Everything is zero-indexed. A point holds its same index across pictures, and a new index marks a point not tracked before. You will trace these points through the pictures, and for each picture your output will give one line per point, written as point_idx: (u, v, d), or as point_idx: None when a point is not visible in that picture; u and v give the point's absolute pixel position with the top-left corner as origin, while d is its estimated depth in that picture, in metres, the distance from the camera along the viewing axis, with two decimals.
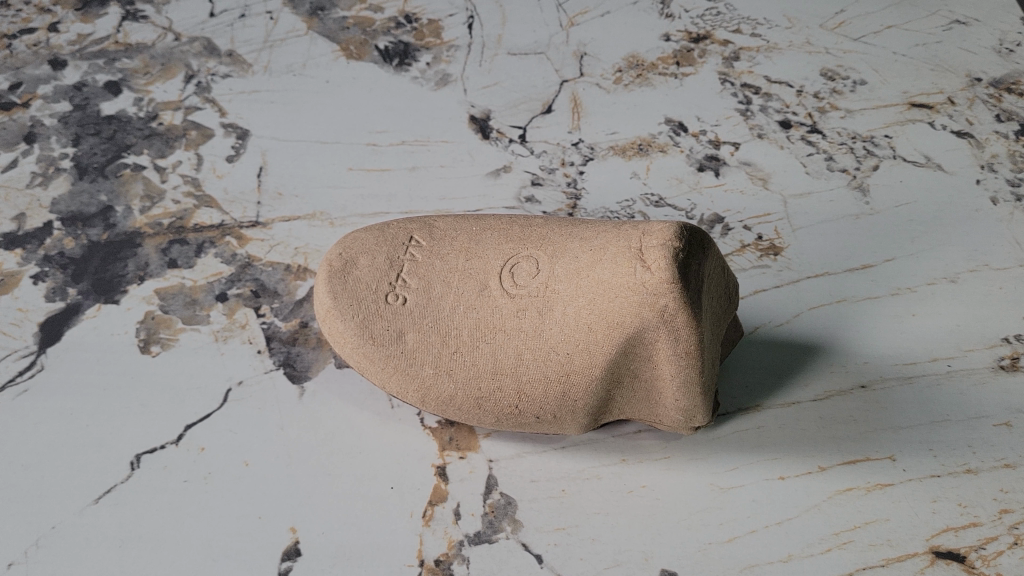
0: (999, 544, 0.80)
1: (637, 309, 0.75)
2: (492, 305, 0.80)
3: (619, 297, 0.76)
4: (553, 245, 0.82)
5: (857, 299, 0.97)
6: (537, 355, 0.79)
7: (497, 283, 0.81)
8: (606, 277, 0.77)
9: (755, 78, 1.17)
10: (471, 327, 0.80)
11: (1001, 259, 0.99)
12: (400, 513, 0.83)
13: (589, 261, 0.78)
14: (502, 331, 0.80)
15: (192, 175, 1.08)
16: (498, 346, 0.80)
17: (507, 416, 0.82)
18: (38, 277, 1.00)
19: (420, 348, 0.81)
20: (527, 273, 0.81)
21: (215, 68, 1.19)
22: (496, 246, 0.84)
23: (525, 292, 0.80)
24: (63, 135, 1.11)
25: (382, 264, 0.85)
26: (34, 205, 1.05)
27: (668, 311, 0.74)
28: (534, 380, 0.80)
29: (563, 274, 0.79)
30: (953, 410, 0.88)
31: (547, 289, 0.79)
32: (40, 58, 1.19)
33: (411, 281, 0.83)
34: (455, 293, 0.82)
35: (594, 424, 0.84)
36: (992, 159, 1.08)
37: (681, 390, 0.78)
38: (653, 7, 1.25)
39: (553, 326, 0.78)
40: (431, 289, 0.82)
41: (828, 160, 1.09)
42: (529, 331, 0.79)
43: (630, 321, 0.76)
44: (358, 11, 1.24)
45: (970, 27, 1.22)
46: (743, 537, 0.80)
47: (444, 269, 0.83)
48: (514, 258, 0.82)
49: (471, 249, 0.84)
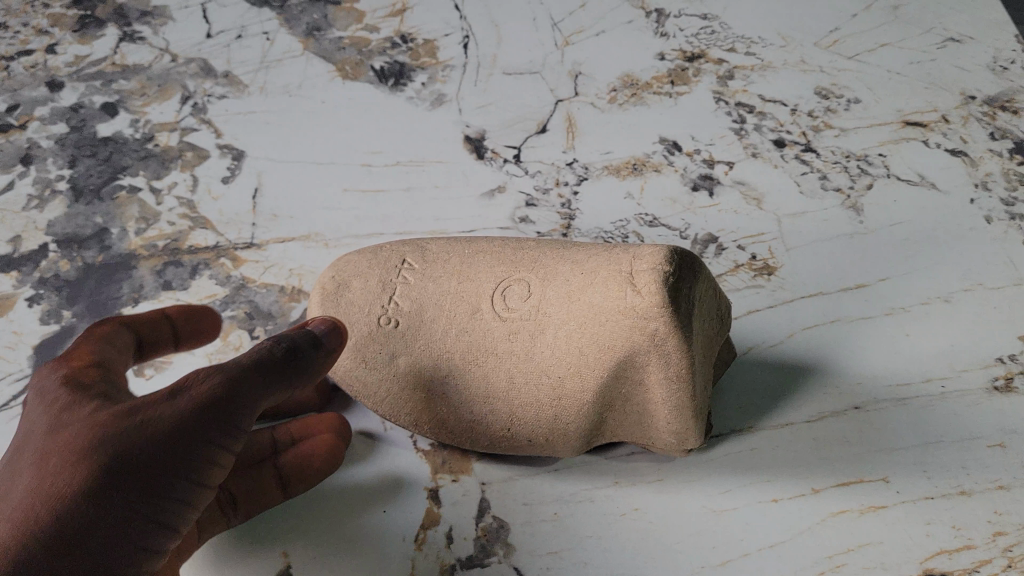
0: (993, 567, 0.79)
1: (628, 333, 0.74)
2: (484, 329, 0.80)
3: (610, 321, 0.75)
4: (545, 268, 0.81)
5: (850, 319, 0.97)
6: (530, 378, 0.80)
7: (489, 306, 0.81)
8: (597, 301, 0.76)
9: (749, 97, 1.17)
10: (463, 350, 0.81)
11: (995, 279, 0.99)
12: (391, 538, 0.83)
13: (580, 284, 0.77)
14: (494, 355, 0.80)
15: (188, 197, 1.08)
16: (490, 370, 0.80)
17: (501, 440, 0.84)
18: (33, 300, 1.00)
19: (413, 371, 0.82)
20: (520, 295, 0.80)
21: (211, 89, 1.19)
22: (489, 269, 0.83)
23: (517, 315, 0.80)
24: (59, 157, 1.12)
25: (375, 287, 0.85)
26: (30, 227, 1.06)
27: (658, 336, 0.74)
28: (526, 403, 0.80)
29: (555, 297, 0.78)
30: (947, 431, 0.88)
31: (539, 313, 0.79)
32: (38, 80, 1.20)
33: (404, 302, 0.83)
34: (447, 317, 0.82)
35: (588, 446, 0.84)
36: (986, 177, 1.08)
37: (672, 413, 0.78)
38: (648, 26, 1.25)
39: (545, 350, 0.79)
40: (423, 313, 0.82)
41: (821, 179, 1.09)
42: (521, 355, 0.79)
43: (621, 345, 0.75)
44: (354, 32, 1.25)
45: (964, 45, 1.22)
46: (736, 560, 0.80)
47: (436, 292, 0.83)
48: (506, 281, 0.82)
49: (463, 272, 0.84)
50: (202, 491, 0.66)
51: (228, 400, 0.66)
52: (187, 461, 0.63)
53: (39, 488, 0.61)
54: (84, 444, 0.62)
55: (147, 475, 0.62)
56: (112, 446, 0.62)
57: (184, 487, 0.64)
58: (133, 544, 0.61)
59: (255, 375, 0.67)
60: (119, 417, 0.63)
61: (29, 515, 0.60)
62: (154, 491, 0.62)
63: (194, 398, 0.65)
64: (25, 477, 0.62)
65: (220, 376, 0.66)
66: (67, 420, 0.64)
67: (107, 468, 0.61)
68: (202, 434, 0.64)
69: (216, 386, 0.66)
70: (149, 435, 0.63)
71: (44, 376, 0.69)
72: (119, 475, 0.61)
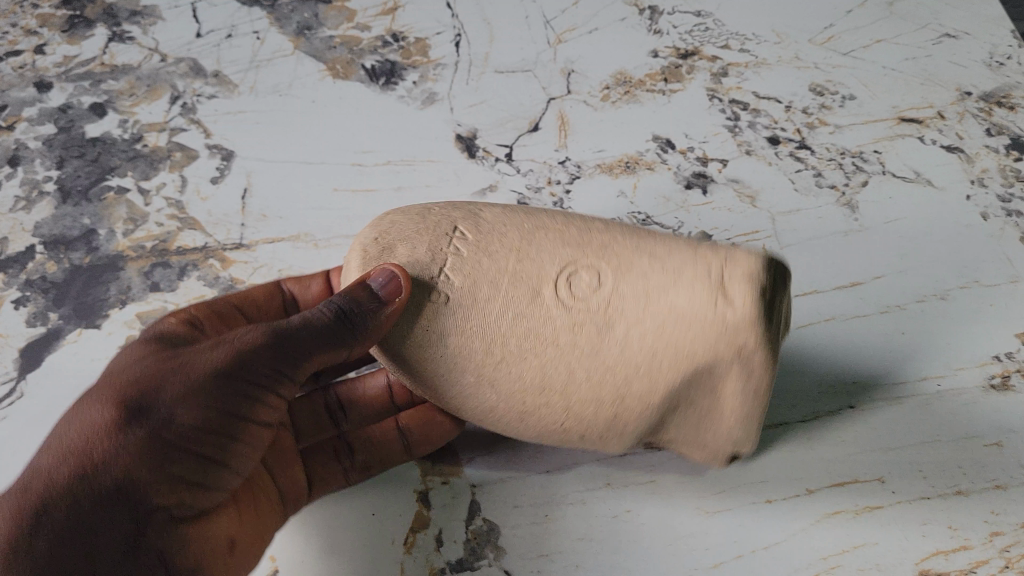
0: (990, 567, 0.78)
1: (715, 342, 0.68)
2: (546, 318, 0.70)
3: (694, 329, 0.68)
4: (618, 258, 0.71)
5: (845, 317, 0.96)
6: (593, 377, 0.71)
7: (552, 292, 0.70)
8: (683, 305, 0.68)
9: (743, 94, 1.16)
10: (521, 338, 0.70)
11: (991, 276, 0.98)
12: (380, 542, 0.82)
13: (662, 285, 0.69)
14: (554, 346, 0.70)
15: (176, 197, 1.07)
16: (547, 360, 0.70)
17: (548, 432, 0.76)
18: (20, 302, 0.99)
19: (460, 357, 0.71)
20: (590, 285, 0.70)
21: (201, 89, 1.18)
22: (551, 249, 0.72)
23: (584, 307, 0.70)
24: (46, 158, 1.11)
25: (422, 256, 0.71)
26: (17, 229, 1.05)
27: (746, 351, 0.68)
28: (585, 401, 0.72)
29: (630, 293, 0.70)
30: (943, 430, 0.86)
31: (609, 308, 0.70)
32: (26, 80, 1.19)
33: (455, 278, 0.70)
34: (504, 297, 0.70)
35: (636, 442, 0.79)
36: (982, 174, 1.07)
37: (737, 422, 0.75)
38: (642, 24, 1.24)
39: (614, 348, 0.70)
40: (477, 292, 0.70)
41: (816, 177, 1.08)
42: (586, 350, 0.70)
43: (703, 355, 0.69)
44: (345, 31, 1.24)
45: (960, 41, 1.21)
46: (729, 562, 0.79)
47: (492, 268, 0.71)
48: (572, 265, 0.71)
49: (523, 248, 0.72)
50: (241, 426, 0.70)
51: (273, 351, 0.71)
52: (223, 401, 0.69)
53: (88, 423, 0.67)
54: (137, 386, 0.69)
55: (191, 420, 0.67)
56: (161, 388, 0.68)
57: (219, 427, 0.69)
58: (165, 473, 0.66)
59: (309, 334, 0.71)
60: (171, 365, 0.70)
61: (72, 447, 0.66)
62: (191, 427, 0.67)
63: (238, 352, 0.70)
64: (82, 414, 0.68)
65: (264, 334, 0.71)
66: (131, 366, 0.71)
67: (149, 405, 0.67)
68: (244, 383, 0.70)
69: (255, 348, 0.70)
70: (193, 376, 0.69)
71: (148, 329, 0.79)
72: (156, 413, 0.67)
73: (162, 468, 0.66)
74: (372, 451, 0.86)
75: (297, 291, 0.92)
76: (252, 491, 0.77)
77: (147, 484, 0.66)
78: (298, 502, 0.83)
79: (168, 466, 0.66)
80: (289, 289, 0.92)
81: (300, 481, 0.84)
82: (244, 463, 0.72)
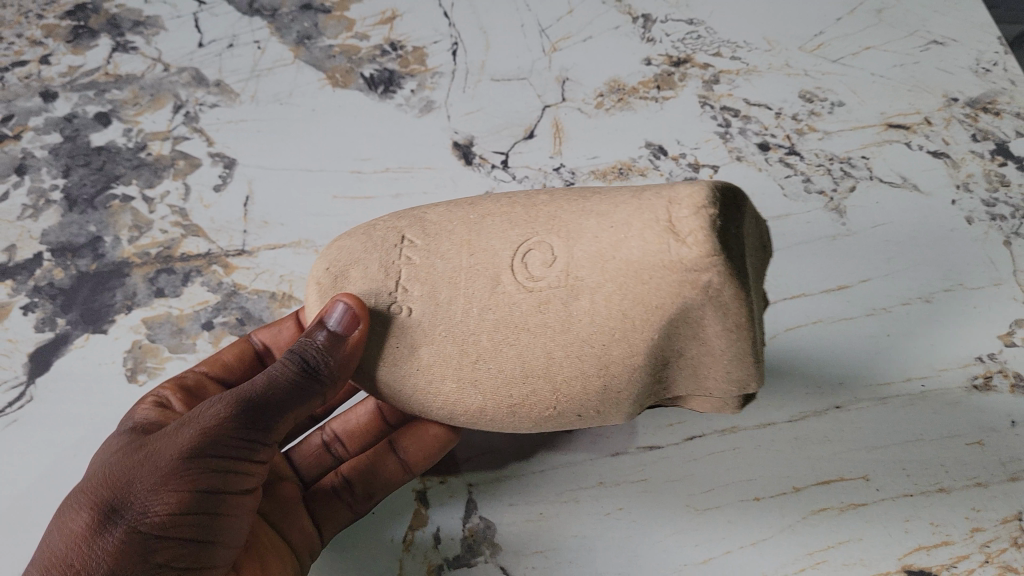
0: (970, 562, 0.81)
1: (677, 289, 0.62)
2: (509, 303, 0.69)
3: (653, 277, 0.63)
4: (567, 225, 0.69)
5: (832, 320, 0.98)
6: (570, 352, 0.67)
7: (511, 277, 0.70)
8: (636, 257, 0.63)
9: (734, 101, 1.19)
10: (490, 331, 0.70)
11: (975, 279, 1.01)
12: (380, 540, 0.85)
13: (612, 241, 0.65)
14: (525, 331, 0.68)
15: (180, 205, 1.10)
16: (523, 347, 0.69)
17: (545, 419, 0.72)
18: (28, 308, 1.02)
19: (437, 362, 0.72)
20: (544, 260, 0.69)
21: (203, 98, 1.21)
22: (502, 234, 0.72)
23: (544, 284, 0.68)
24: (53, 167, 1.14)
25: (376, 274, 0.75)
26: (24, 236, 1.07)
27: (712, 287, 0.61)
28: (570, 379, 0.68)
29: (586, 258, 0.67)
30: (927, 429, 0.89)
31: (569, 278, 0.67)
32: (31, 90, 1.22)
33: (413, 288, 0.73)
34: (466, 295, 0.71)
35: (639, 408, 0.73)
36: (967, 179, 1.10)
37: (733, 365, 0.66)
38: (635, 32, 1.27)
39: (583, 316, 0.66)
40: (437, 295, 0.72)
41: (805, 182, 1.10)
42: (556, 327, 0.67)
43: (672, 304, 0.63)
44: (344, 40, 1.27)
45: (947, 48, 1.24)
46: (718, 558, 0.82)
47: (447, 271, 0.72)
48: (525, 245, 0.70)
49: (475, 243, 0.72)
50: (221, 499, 0.70)
51: (243, 419, 0.72)
52: (198, 482, 0.69)
53: (68, 533, 0.67)
54: (108, 486, 0.69)
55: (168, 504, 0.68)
56: (133, 484, 0.68)
57: (200, 508, 0.69)
58: (153, 566, 0.66)
59: (271, 394, 0.73)
60: (138, 456, 0.70)
61: (57, 559, 0.66)
62: (170, 515, 0.67)
63: (201, 427, 0.70)
64: (62, 525, 0.69)
65: (229, 406, 0.72)
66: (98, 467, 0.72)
67: (123, 505, 0.67)
68: (215, 455, 0.70)
69: (222, 422, 0.71)
70: (162, 466, 0.69)
71: (126, 416, 0.80)
72: (131, 510, 0.67)
73: (147, 558, 0.66)
74: (368, 478, 0.85)
75: (270, 339, 0.91)
76: (256, 553, 0.77)
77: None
78: (311, 547, 0.82)
79: (154, 558, 0.66)
80: (261, 339, 0.91)
81: (307, 527, 0.83)
82: (236, 534, 0.72)
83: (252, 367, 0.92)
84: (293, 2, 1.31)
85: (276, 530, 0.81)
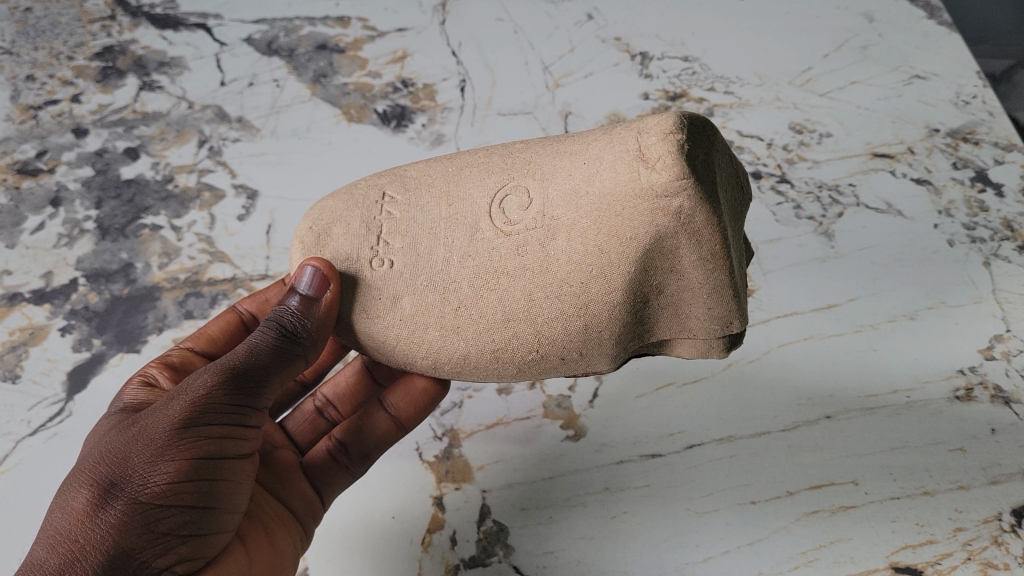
0: (954, 559, 0.87)
1: (649, 218, 0.68)
2: (487, 248, 0.75)
3: (626, 208, 0.68)
4: (542, 169, 0.75)
5: (822, 336, 1.05)
6: (549, 292, 0.72)
7: (488, 223, 0.76)
8: (608, 190, 0.69)
9: (728, 132, 1.26)
10: (471, 277, 0.75)
11: (956, 297, 1.07)
12: (401, 542, 0.90)
13: (585, 177, 0.72)
14: (504, 274, 0.74)
15: (205, 233, 1.17)
16: (504, 290, 0.74)
17: (530, 364, 0.77)
18: (66, 330, 1.08)
19: (421, 311, 0.77)
20: (520, 204, 0.75)
21: (226, 133, 1.28)
22: (479, 183, 0.78)
23: (519, 227, 0.74)
24: (85, 199, 1.20)
25: (359, 230, 0.80)
26: (60, 263, 1.14)
27: (684, 213, 0.67)
28: (550, 320, 0.73)
29: (560, 198, 0.73)
30: (910, 437, 0.95)
31: (545, 218, 0.73)
32: (64, 127, 1.29)
33: (395, 241, 0.79)
34: (446, 243, 0.77)
35: (624, 353, 0.78)
36: (949, 205, 1.16)
37: (710, 298, 0.73)
38: (633, 68, 1.34)
39: (559, 255, 0.72)
40: (418, 245, 0.77)
41: (795, 209, 1.17)
42: (535, 268, 0.73)
43: (646, 233, 0.69)
44: (359, 78, 1.34)
45: (928, 82, 1.31)
46: (717, 557, 0.88)
47: (426, 222, 0.78)
48: (502, 192, 0.76)
49: (452, 193, 0.79)
50: (217, 467, 0.74)
51: (230, 387, 0.75)
52: (194, 450, 0.72)
53: (69, 513, 0.69)
54: (103, 466, 0.72)
55: (165, 473, 0.71)
56: (130, 460, 0.71)
57: (199, 474, 0.72)
58: (157, 534, 0.69)
59: (250, 364, 0.77)
60: (131, 435, 0.73)
61: (61, 538, 0.68)
62: (169, 484, 0.70)
63: (189, 400, 0.74)
64: (60, 506, 0.71)
65: (215, 377, 0.75)
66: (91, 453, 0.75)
67: (122, 480, 0.70)
68: (204, 425, 0.73)
69: (209, 392, 0.74)
70: (156, 440, 0.72)
71: (116, 400, 0.85)
72: (131, 484, 0.70)
73: (149, 530, 0.69)
74: (363, 440, 0.91)
75: (254, 308, 0.97)
76: (258, 522, 0.81)
77: (142, 549, 0.68)
78: (314, 513, 0.87)
79: (158, 527, 0.69)
80: (246, 309, 0.97)
81: (308, 493, 0.88)
82: (236, 501, 0.76)
83: (240, 336, 0.97)
84: (310, 43, 1.38)
85: (279, 500, 0.86)
